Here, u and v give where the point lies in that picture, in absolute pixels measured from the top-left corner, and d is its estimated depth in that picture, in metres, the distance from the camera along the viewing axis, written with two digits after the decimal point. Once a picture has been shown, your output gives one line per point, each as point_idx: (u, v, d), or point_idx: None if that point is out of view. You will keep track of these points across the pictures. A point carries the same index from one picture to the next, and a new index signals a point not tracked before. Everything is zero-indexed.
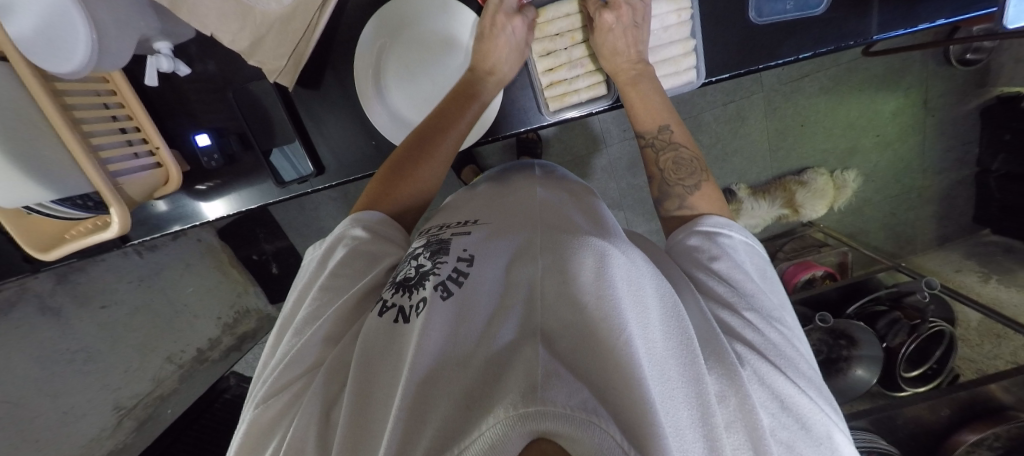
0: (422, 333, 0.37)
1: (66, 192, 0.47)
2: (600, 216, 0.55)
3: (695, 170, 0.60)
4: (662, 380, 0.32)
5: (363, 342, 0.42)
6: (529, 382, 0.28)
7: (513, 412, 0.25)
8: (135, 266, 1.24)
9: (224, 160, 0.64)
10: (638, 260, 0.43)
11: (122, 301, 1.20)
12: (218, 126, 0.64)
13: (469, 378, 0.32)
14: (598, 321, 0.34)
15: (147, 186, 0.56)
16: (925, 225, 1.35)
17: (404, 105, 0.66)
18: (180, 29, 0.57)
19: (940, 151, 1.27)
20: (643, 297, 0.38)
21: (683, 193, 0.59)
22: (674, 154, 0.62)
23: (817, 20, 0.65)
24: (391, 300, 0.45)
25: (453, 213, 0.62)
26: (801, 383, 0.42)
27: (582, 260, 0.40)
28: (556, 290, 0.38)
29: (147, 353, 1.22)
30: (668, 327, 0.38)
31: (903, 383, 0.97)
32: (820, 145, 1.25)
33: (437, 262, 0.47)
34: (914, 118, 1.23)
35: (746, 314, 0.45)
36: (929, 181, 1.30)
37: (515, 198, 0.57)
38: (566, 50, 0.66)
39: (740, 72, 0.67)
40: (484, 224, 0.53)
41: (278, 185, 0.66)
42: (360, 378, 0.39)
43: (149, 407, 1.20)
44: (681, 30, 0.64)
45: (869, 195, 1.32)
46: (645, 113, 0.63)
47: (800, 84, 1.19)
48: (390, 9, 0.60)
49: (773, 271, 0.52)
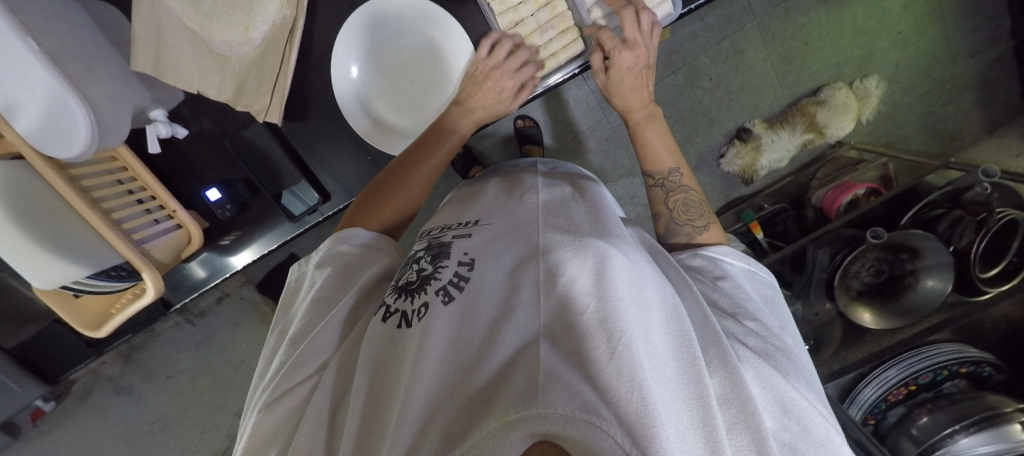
0: (427, 343, 0.38)
1: (98, 267, 0.49)
2: (602, 208, 0.53)
3: (704, 212, 0.58)
4: (664, 379, 0.31)
5: (367, 348, 0.43)
6: (529, 387, 0.28)
7: (516, 416, 0.26)
8: (189, 335, 1.27)
9: (237, 208, 0.67)
10: (639, 260, 0.42)
11: (184, 370, 1.27)
12: (224, 178, 0.67)
13: (467, 395, 0.33)
14: (594, 327, 0.33)
15: (172, 249, 0.59)
16: (968, 117, 1.24)
17: (385, 110, 0.68)
18: (168, 93, 0.60)
19: (968, 32, 1.16)
20: (645, 298, 0.37)
21: (691, 234, 0.57)
22: (684, 195, 0.60)
23: None
24: (393, 306, 0.46)
25: (455, 214, 0.61)
26: (804, 389, 0.39)
27: (582, 261, 0.39)
28: (557, 296, 0.37)
29: (217, 412, 1.28)
30: (665, 326, 0.36)
31: (983, 285, 0.88)
32: (829, 60, 1.18)
33: (438, 266, 0.47)
34: (929, 5, 1.13)
35: (748, 324, 0.43)
36: (962, 68, 1.19)
37: (510, 199, 0.57)
38: (533, 16, 0.66)
39: None
40: (485, 225, 0.52)
41: (291, 220, 0.68)
42: (366, 384, 0.40)
43: None
44: None
45: (897, 98, 1.22)
46: (651, 157, 0.64)
47: (794, 2, 1.12)
48: (366, 15, 0.61)
49: (781, 299, 0.50)
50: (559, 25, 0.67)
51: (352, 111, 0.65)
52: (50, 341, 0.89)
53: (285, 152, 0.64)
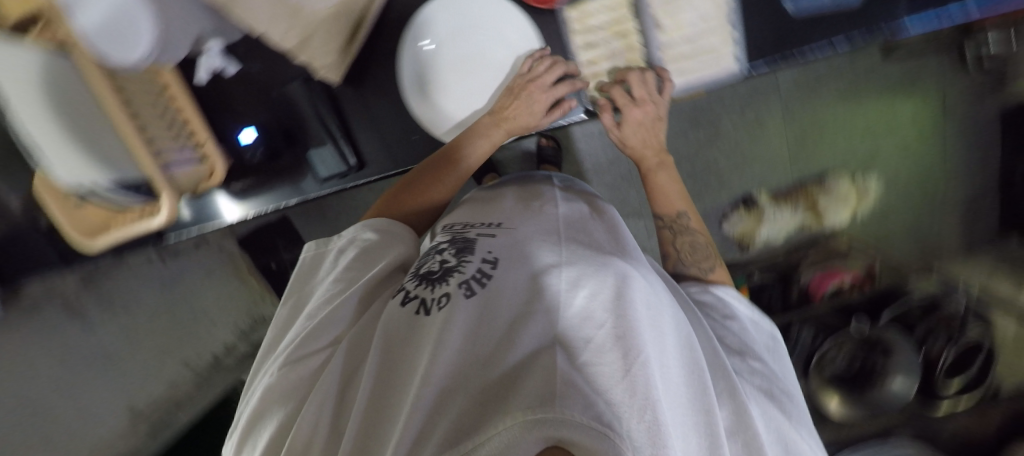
0: (443, 332, 0.37)
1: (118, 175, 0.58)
2: (622, 236, 0.56)
3: (710, 256, 0.64)
4: (674, 403, 0.34)
5: (384, 329, 0.43)
6: (546, 389, 0.28)
7: (531, 417, 0.26)
8: (157, 273, 1.21)
9: (267, 154, 0.67)
10: (657, 289, 0.45)
11: (140, 306, 1.19)
12: (263, 123, 0.66)
13: (485, 384, 0.32)
14: (610, 343, 0.35)
15: (194, 179, 0.60)
16: (951, 233, 1.32)
17: (444, 99, 0.67)
18: (231, 31, 0.60)
19: (964, 157, 1.26)
20: (661, 325, 0.40)
21: (698, 275, 0.63)
22: (691, 239, 0.65)
23: (852, 11, 0.66)
24: (413, 292, 0.45)
25: (480, 213, 0.62)
26: (800, 432, 0.46)
27: (603, 279, 0.42)
28: (575, 309, 0.38)
29: (164, 358, 1.22)
30: (676, 354, 0.38)
31: (945, 394, 0.93)
32: (839, 152, 1.26)
33: (463, 260, 0.47)
34: (933, 124, 1.23)
35: (754, 364, 0.49)
36: (953, 187, 1.28)
37: (537, 209, 0.58)
38: (606, 42, 0.68)
39: (778, 60, 0.67)
40: (510, 228, 0.53)
41: (320, 180, 0.69)
42: (380, 364, 0.40)
43: (161, 411, 1.23)
44: (722, 21, 0.65)
45: (891, 202, 1.30)
46: (663, 199, 0.69)
47: (817, 92, 1.20)
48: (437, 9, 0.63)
49: (781, 345, 0.56)
50: (630, 55, 0.68)
51: (410, 94, 0.65)
52: (24, 243, 0.86)
53: (332, 113, 0.65)
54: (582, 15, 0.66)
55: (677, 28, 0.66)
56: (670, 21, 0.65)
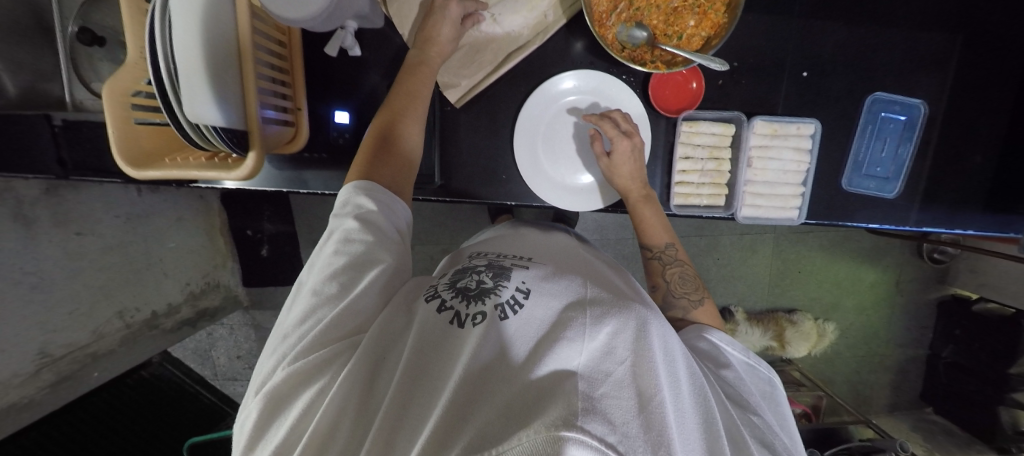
0: (471, 349, 0.38)
1: (226, 121, 0.44)
2: (635, 288, 0.58)
3: (697, 287, 0.63)
4: (685, 445, 0.34)
5: (413, 332, 0.42)
6: (569, 406, 0.30)
7: (551, 435, 0.28)
8: (128, 202, 1.11)
9: (351, 139, 0.67)
10: (674, 337, 0.44)
11: (100, 235, 1.01)
12: (360, 111, 0.67)
13: (512, 394, 0.34)
14: (630, 380, 0.34)
15: (278, 139, 0.55)
16: (881, 390, 1.48)
17: (546, 158, 0.67)
18: (374, 19, 0.62)
19: (903, 328, 1.44)
20: (677, 372, 0.39)
21: (688, 307, 0.61)
22: (679, 270, 0.64)
23: (888, 201, 0.69)
24: (448, 302, 0.45)
25: (506, 246, 0.64)
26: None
27: (625, 317, 0.40)
28: (598, 342, 0.37)
29: (100, 300, 1.00)
30: (686, 404, 0.38)
31: None
32: (810, 293, 1.40)
33: (499, 283, 0.46)
34: (887, 293, 1.42)
35: (756, 418, 0.48)
36: (890, 352, 1.46)
37: (561, 250, 0.62)
38: (703, 160, 0.68)
39: (822, 223, 0.70)
40: (541, 264, 0.53)
41: None
42: (410, 367, 0.39)
43: (75, 363, 0.98)
44: (796, 177, 0.67)
45: (840, 348, 1.45)
46: (651, 229, 0.65)
47: (805, 237, 1.37)
48: (586, 79, 0.65)
49: (780, 391, 0.56)
50: (716, 177, 0.70)
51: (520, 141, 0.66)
52: (20, 129, 0.74)
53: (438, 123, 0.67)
54: (690, 131, 0.67)
55: (762, 171, 0.68)
56: (759, 163, 0.68)
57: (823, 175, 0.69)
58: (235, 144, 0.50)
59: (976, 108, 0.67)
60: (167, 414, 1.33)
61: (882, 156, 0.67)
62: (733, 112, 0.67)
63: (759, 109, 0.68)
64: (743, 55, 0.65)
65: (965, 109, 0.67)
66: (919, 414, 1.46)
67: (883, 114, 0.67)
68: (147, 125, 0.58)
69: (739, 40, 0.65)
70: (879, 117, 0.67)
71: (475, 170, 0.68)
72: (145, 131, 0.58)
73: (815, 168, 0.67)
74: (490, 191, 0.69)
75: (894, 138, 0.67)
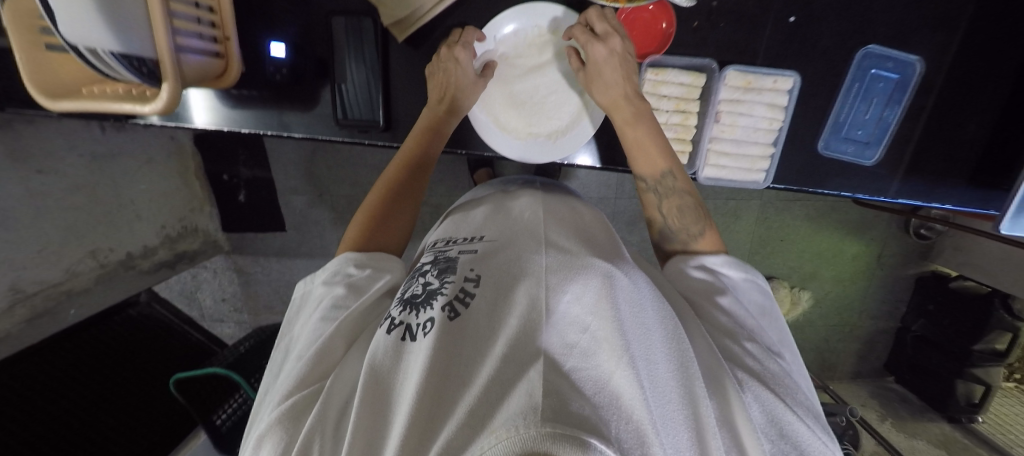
0: (423, 365, 0.34)
1: (127, 50, 0.41)
2: (610, 241, 0.52)
3: (699, 219, 0.57)
4: (663, 402, 0.32)
5: (366, 363, 0.38)
6: (530, 401, 0.27)
7: (517, 435, 0.24)
8: (92, 140, 1.03)
9: (291, 77, 0.65)
10: (641, 283, 0.42)
11: (63, 174, 0.96)
12: (299, 45, 0.65)
13: (474, 396, 0.30)
14: (597, 348, 0.32)
15: (204, 73, 0.53)
16: (848, 359, 1.52)
17: (498, 106, 0.67)
18: None
19: (878, 301, 1.45)
20: (647, 319, 0.37)
21: (686, 241, 0.57)
22: (681, 202, 0.58)
23: (866, 170, 0.65)
24: (398, 318, 0.42)
25: (459, 229, 0.59)
26: (801, 413, 0.41)
27: (587, 279, 0.38)
28: (558, 315, 0.35)
29: (69, 240, 0.97)
30: (657, 351, 0.35)
31: None
32: (789, 262, 1.39)
33: (445, 281, 0.44)
34: (867, 265, 1.41)
35: (749, 345, 0.45)
36: (862, 323, 1.47)
37: (518, 212, 0.56)
38: (667, 113, 0.65)
39: (792, 188, 0.66)
40: (491, 239, 0.51)
41: (338, 125, 0.67)
42: (369, 392, 0.36)
43: (50, 300, 0.95)
44: (767, 136, 0.63)
45: (812, 317, 1.47)
46: (644, 156, 0.59)
47: (792, 205, 1.33)
48: (524, 11, 0.62)
49: (777, 310, 0.54)
50: (681, 132, 0.67)
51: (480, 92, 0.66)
52: None
53: (378, 60, 0.64)
54: (658, 79, 0.63)
55: (731, 127, 0.64)
56: (728, 119, 0.64)
57: (798, 136, 0.65)
58: (147, 74, 0.47)
59: (979, 70, 0.62)
60: (152, 350, 1.26)
61: (865, 118, 0.63)
62: (704, 59, 0.62)
63: (736, 57, 0.62)
64: None
65: (967, 71, 0.62)
66: (881, 382, 1.51)
67: (874, 72, 0.62)
68: (60, 51, 0.53)
69: None
70: (869, 74, 0.62)
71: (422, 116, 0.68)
72: (59, 59, 0.53)
73: (788, 127, 0.64)
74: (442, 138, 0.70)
75: (881, 99, 0.62)
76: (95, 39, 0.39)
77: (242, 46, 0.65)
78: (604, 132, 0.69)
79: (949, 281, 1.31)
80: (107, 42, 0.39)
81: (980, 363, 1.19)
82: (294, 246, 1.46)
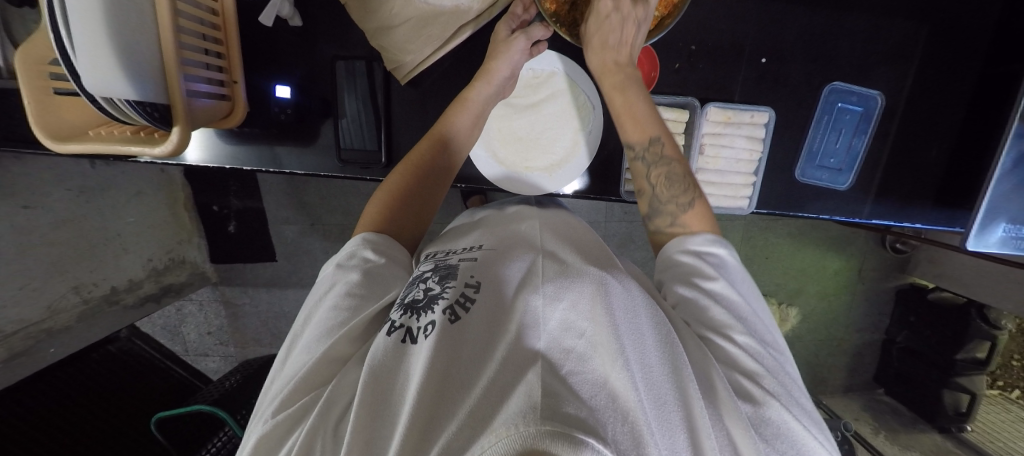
0: (425, 366, 0.34)
1: (144, 97, 0.43)
2: (604, 251, 0.53)
3: (687, 188, 0.58)
4: (658, 404, 0.33)
5: (366, 364, 0.38)
6: (529, 401, 0.28)
7: (516, 433, 0.25)
8: (81, 175, 1.03)
9: (294, 115, 0.67)
10: (635, 291, 0.43)
11: (50, 210, 0.95)
12: (302, 85, 0.68)
13: (475, 398, 0.31)
14: (592, 353, 0.33)
15: (213, 114, 0.55)
16: (838, 373, 1.54)
17: (499, 141, 0.70)
18: None
19: (862, 314, 1.49)
20: (640, 326, 0.38)
21: (675, 212, 0.57)
22: (666, 170, 0.59)
23: (840, 193, 0.70)
24: (398, 321, 0.42)
25: (460, 240, 0.61)
26: (795, 411, 0.42)
27: (582, 289, 0.39)
28: (554, 322, 0.36)
29: (52, 276, 0.95)
30: (652, 356, 0.36)
31: None
32: (775, 278, 1.43)
33: (446, 286, 0.45)
34: (849, 279, 1.46)
35: (738, 339, 0.45)
36: (849, 336, 1.51)
37: (516, 227, 0.58)
38: None
39: (775, 213, 0.70)
40: (490, 250, 0.52)
41: (338, 161, 0.69)
42: (369, 389, 0.36)
43: (28, 339, 0.91)
44: (748, 166, 0.67)
45: (801, 331, 1.50)
46: (632, 123, 0.60)
47: (774, 224, 1.38)
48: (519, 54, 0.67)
49: (761, 298, 0.53)
50: None
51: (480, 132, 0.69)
52: None
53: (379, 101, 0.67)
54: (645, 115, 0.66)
55: (715, 159, 0.67)
56: (711, 151, 0.68)
57: (776, 164, 0.69)
58: (158, 118, 0.49)
59: (934, 102, 0.67)
60: (132, 386, 1.19)
61: (837, 146, 0.67)
62: (686, 97, 0.66)
63: (714, 95, 0.67)
64: (702, 37, 0.65)
65: (924, 101, 0.68)
66: (871, 395, 1.53)
67: (840, 105, 0.67)
68: (67, 95, 0.55)
69: (702, 26, 0.64)
70: (836, 107, 0.67)
71: None
72: (66, 103, 0.55)
73: (767, 157, 0.68)
74: None
75: (849, 129, 0.67)
76: (110, 86, 0.40)
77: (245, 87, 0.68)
78: (594, 164, 0.73)
79: (927, 292, 1.37)
80: (126, 89, 0.41)
81: (964, 372, 1.23)
82: (285, 276, 1.44)
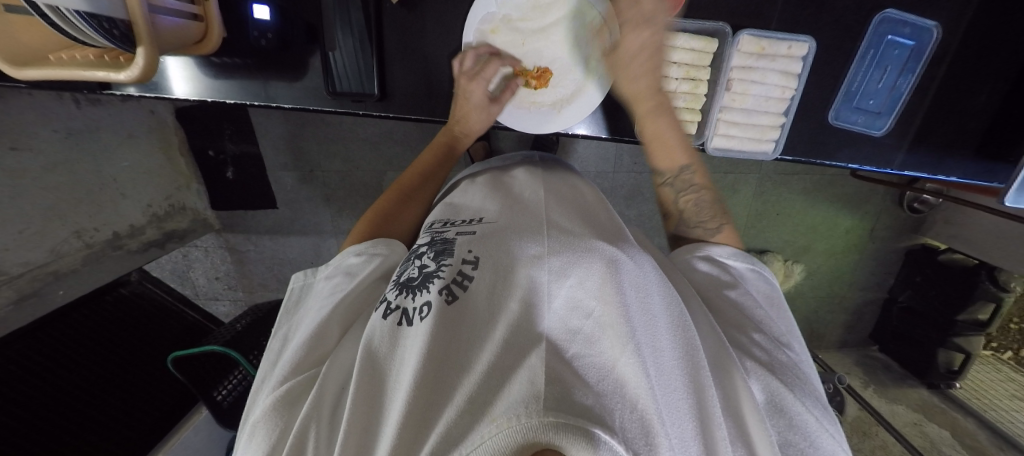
0: (422, 347, 0.33)
1: (96, 8, 0.38)
2: (612, 220, 0.50)
3: (716, 215, 0.59)
4: (668, 390, 0.31)
5: (363, 345, 0.38)
6: (532, 390, 0.26)
7: (518, 424, 0.24)
8: (67, 114, 0.98)
9: (275, 42, 0.63)
10: (647, 266, 0.40)
11: (38, 152, 0.91)
12: (284, 7, 0.61)
13: (473, 382, 0.30)
14: (601, 334, 0.31)
15: (183, 36, 0.50)
16: (835, 329, 1.57)
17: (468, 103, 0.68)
18: None
19: (868, 273, 1.48)
20: (652, 306, 0.35)
21: (702, 236, 0.59)
22: (696, 196, 0.60)
23: (875, 141, 0.65)
24: (393, 302, 0.40)
25: (460, 208, 0.57)
26: (807, 402, 0.41)
27: (590, 265, 0.36)
28: (560, 301, 0.34)
29: (51, 218, 0.93)
30: (663, 340, 0.34)
31: None
32: (784, 235, 1.40)
33: (442, 264, 0.43)
34: (860, 238, 1.42)
35: (754, 335, 0.45)
36: (851, 294, 1.51)
37: (518, 195, 0.54)
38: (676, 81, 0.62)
39: (800, 160, 0.66)
40: (488, 221, 0.49)
41: (328, 92, 0.64)
42: (364, 377, 0.35)
43: (37, 281, 0.91)
44: (778, 105, 0.62)
45: (804, 288, 1.50)
46: (663, 151, 0.60)
47: (789, 179, 1.33)
48: None
49: (781, 297, 0.52)
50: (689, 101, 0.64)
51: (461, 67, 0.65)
52: None
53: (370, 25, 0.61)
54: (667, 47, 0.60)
55: (742, 96, 0.62)
56: (739, 87, 0.62)
57: (808, 105, 0.64)
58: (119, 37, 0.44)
59: (994, 38, 0.60)
60: (146, 328, 1.22)
61: (878, 87, 0.62)
62: (718, 22, 0.60)
63: (749, 21, 0.60)
64: None
65: (982, 37, 0.60)
66: (865, 351, 1.57)
67: (890, 37, 0.60)
68: (21, 14, 0.49)
69: None
70: (884, 40, 0.60)
71: (417, 87, 0.66)
72: (20, 22, 0.49)
73: (798, 97, 0.62)
74: (439, 107, 0.67)
75: (895, 66, 0.61)
76: None
77: (221, 8, 0.61)
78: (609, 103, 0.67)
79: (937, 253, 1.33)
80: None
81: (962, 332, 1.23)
82: (287, 223, 1.43)
